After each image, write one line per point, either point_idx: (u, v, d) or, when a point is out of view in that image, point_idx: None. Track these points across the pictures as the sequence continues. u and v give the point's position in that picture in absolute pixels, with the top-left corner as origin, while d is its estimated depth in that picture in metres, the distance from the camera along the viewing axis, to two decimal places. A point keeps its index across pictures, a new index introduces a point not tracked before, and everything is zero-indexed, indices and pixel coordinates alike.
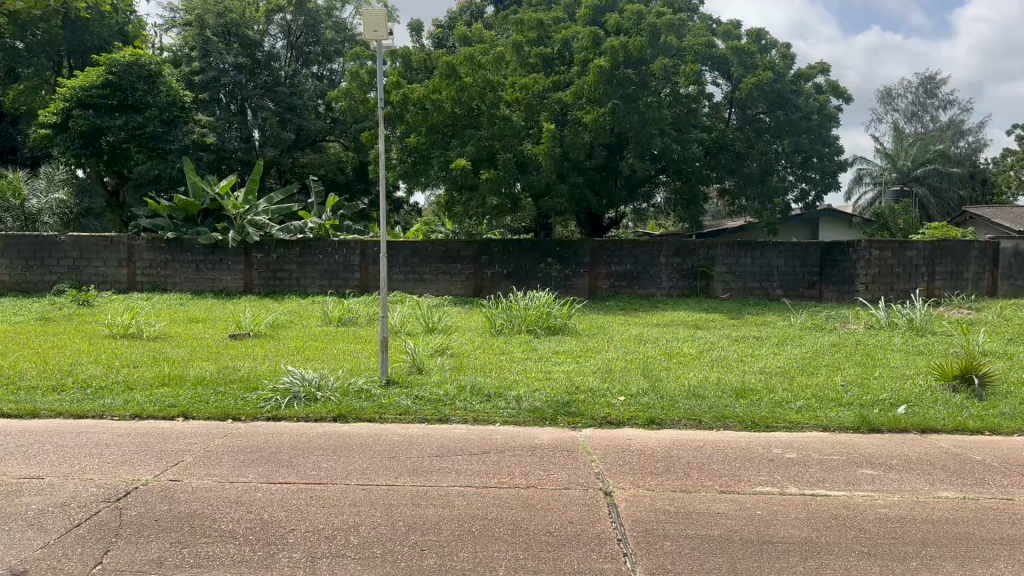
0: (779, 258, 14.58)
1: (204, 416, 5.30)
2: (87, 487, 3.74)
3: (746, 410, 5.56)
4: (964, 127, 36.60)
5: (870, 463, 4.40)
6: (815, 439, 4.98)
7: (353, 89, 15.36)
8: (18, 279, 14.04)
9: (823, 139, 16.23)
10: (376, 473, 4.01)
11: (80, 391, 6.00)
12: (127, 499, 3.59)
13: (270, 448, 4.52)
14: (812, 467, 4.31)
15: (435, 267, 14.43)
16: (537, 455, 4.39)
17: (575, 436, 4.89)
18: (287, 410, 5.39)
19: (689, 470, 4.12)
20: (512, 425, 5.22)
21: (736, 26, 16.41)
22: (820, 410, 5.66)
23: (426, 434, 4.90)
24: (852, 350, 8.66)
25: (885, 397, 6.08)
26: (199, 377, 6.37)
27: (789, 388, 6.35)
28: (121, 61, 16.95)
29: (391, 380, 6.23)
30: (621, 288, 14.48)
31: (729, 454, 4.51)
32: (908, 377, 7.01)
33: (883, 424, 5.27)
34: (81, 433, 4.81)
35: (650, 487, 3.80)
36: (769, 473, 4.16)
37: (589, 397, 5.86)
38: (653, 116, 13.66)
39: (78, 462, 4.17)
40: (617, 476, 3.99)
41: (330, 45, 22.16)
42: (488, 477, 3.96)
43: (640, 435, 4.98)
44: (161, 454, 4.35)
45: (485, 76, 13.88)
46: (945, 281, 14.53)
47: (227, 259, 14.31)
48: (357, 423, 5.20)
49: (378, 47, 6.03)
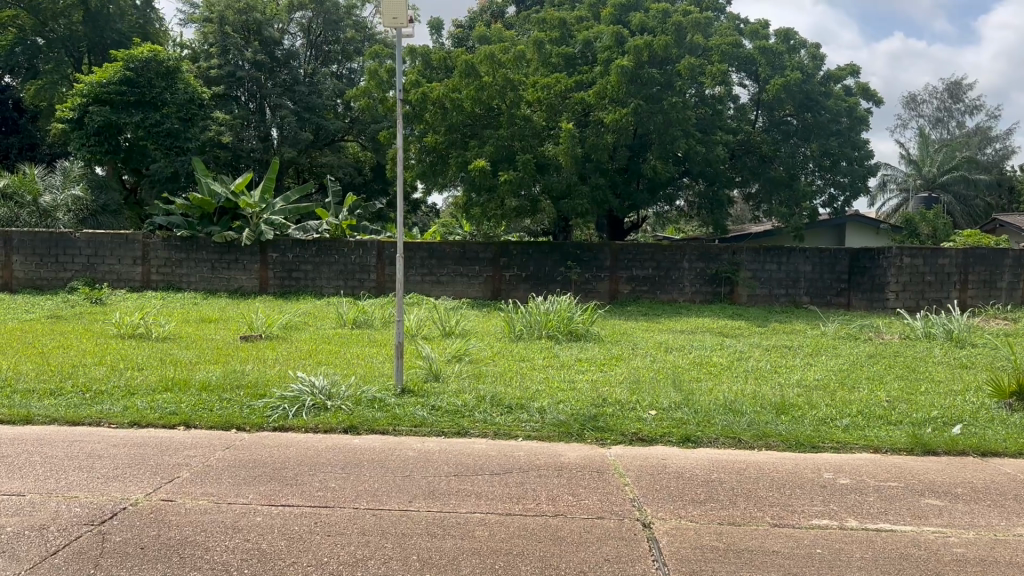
0: (806, 264, 14.09)
1: (208, 425, 4.98)
2: (71, 507, 3.44)
3: (790, 428, 5.12)
4: (991, 134, 35.78)
5: (934, 492, 3.95)
6: (867, 461, 4.56)
7: (372, 87, 15.04)
8: (32, 276, 13.87)
9: (853, 143, 15.42)
10: (389, 495, 3.64)
11: (79, 395, 5.71)
12: (112, 523, 3.27)
13: (274, 463, 4.17)
14: (869, 495, 3.87)
15: (451, 269, 14.09)
16: (566, 476, 4.01)
17: (604, 454, 4.50)
18: (295, 420, 5.05)
19: (735, 498, 3.71)
20: (535, 440, 4.83)
21: (764, 25, 15.90)
22: (869, 430, 5.21)
23: (444, 450, 4.53)
24: (892, 363, 8.13)
25: (937, 416, 5.60)
26: (206, 382, 6.05)
27: (833, 404, 5.89)
28: (139, 57, 16.87)
29: (407, 390, 5.84)
30: (643, 292, 14.07)
31: (775, 478, 4.09)
32: (957, 393, 6.50)
33: (939, 445, 4.83)
34: (74, 443, 4.51)
35: (694, 519, 3.40)
36: (824, 502, 3.73)
37: (618, 411, 5.45)
38: (678, 116, 13.24)
39: (67, 476, 3.87)
40: (655, 503, 3.60)
41: (350, 44, 21.98)
42: (510, 503, 3.56)
43: (675, 454, 4.57)
44: (158, 468, 4.04)
45: (506, 75, 13.52)
46: (979, 290, 13.96)
47: (243, 258, 14.06)
48: (368, 435, 4.84)
49: (397, 37, 5.67)
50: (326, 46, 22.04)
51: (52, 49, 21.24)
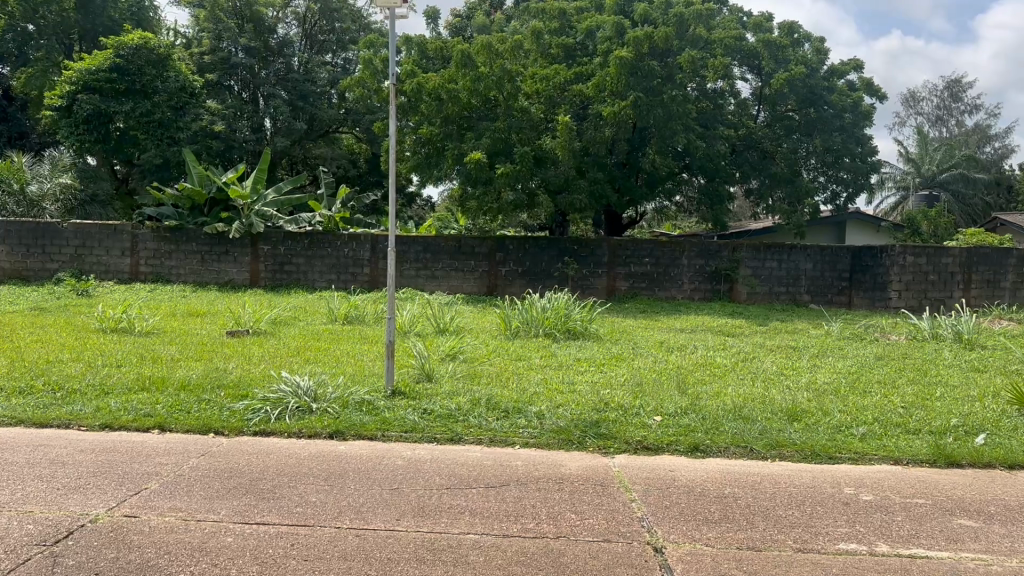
0: (807, 262, 13.81)
1: (184, 428, 4.66)
2: (23, 525, 3.11)
3: (803, 437, 4.83)
4: (991, 133, 35.58)
5: (968, 512, 3.64)
6: (889, 474, 4.26)
7: (366, 77, 14.63)
8: (18, 267, 13.50)
9: (856, 138, 15.09)
10: (376, 512, 3.32)
11: (50, 394, 5.38)
12: (67, 543, 2.95)
13: (252, 472, 3.85)
14: (896, 515, 3.56)
15: (446, 264, 13.76)
16: (567, 491, 3.69)
17: (608, 464, 4.20)
18: (277, 423, 4.73)
19: (752, 518, 3.41)
20: (533, 448, 4.53)
21: (768, 19, 15.61)
22: (887, 439, 4.90)
23: (435, 458, 4.22)
24: (902, 366, 7.81)
25: (957, 425, 5.28)
26: (185, 381, 5.72)
27: (847, 411, 5.59)
28: (130, 44, 16.54)
29: (397, 391, 5.50)
30: (641, 290, 13.76)
31: (792, 494, 3.78)
32: (975, 399, 6.17)
33: (963, 457, 4.53)
34: (40, 449, 4.18)
35: (710, 543, 3.10)
36: (848, 523, 3.42)
37: (620, 417, 5.13)
38: (678, 110, 12.82)
39: (25, 487, 3.55)
40: (666, 523, 3.29)
41: (346, 34, 21.61)
42: (507, 522, 3.25)
43: (684, 465, 4.27)
44: (124, 478, 3.71)
45: (503, 66, 13.14)
46: (982, 290, 13.70)
47: (233, 250, 13.69)
48: (356, 442, 4.52)
49: (390, 19, 5.31)
50: (320, 36, 21.65)
51: (42, 36, 20.90)
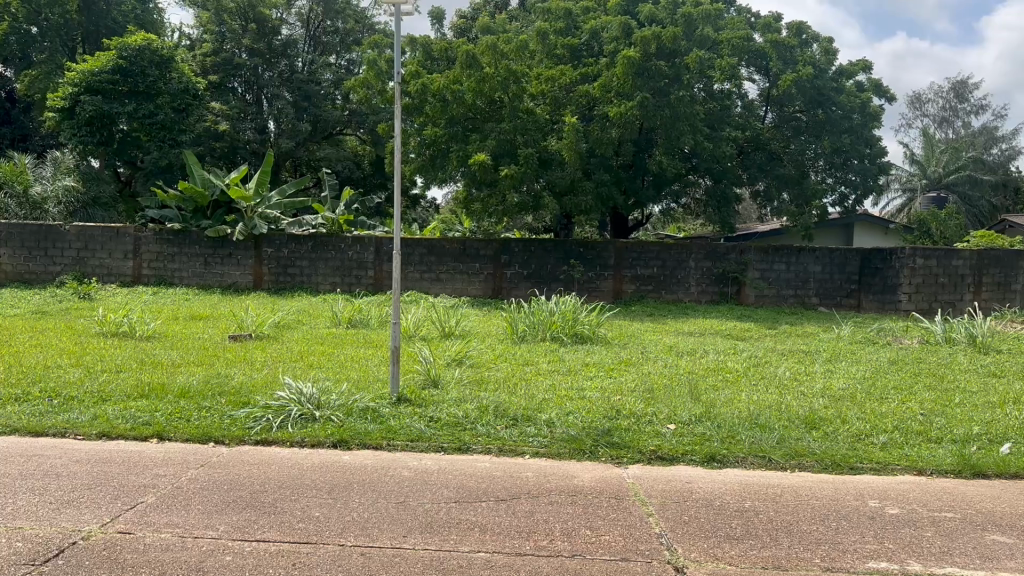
0: (815, 264, 13.62)
1: (183, 437, 4.52)
2: (13, 542, 2.97)
3: (823, 445, 4.67)
4: (998, 134, 35.26)
5: (999, 526, 3.47)
6: (913, 485, 4.09)
7: (370, 78, 14.46)
8: (20, 270, 13.39)
9: (864, 139, 14.85)
10: (381, 527, 3.18)
11: (46, 401, 5.24)
12: (57, 563, 2.81)
13: (253, 484, 3.70)
14: (926, 530, 3.39)
15: (451, 267, 13.62)
16: (580, 504, 3.53)
17: (622, 476, 4.04)
18: (279, 432, 4.59)
19: (775, 534, 3.26)
20: (544, 458, 4.39)
21: (776, 19, 15.43)
22: (910, 448, 4.73)
23: (443, 469, 4.07)
24: (917, 371, 7.62)
25: (981, 433, 5.10)
26: (186, 388, 5.58)
27: (867, 418, 5.42)
28: (133, 45, 16.39)
29: (403, 398, 5.35)
30: (646, 292, 13.60)
31: (816, 508, 3.62)
32: (996, 406, 5.98)
33: (989, 468, 4.35)
34: (33, 459, 4.05)
35: (733, 562, 2.95)
36: (877, 538, 3.27)
37: (632, 424, 4.98)
38: (684, 111, 12.59)
39: (16, 501, 3.42)
40: (686, 541, 3.13)
41: (349, 35, 21.49)
42: (520, 539, 3.10)
43: (700, 476, 4.12)
44: (120, 491, 3.57)
45: (508, 67, 12.91)
46: (993, 293, 13.48)
47: (236, 252, 13.57)
48: (360, 451, 4.37)
49: (396, 19, 5.16)
50: (324, 37, 21.48)
51: (46, 38, 20.81)
